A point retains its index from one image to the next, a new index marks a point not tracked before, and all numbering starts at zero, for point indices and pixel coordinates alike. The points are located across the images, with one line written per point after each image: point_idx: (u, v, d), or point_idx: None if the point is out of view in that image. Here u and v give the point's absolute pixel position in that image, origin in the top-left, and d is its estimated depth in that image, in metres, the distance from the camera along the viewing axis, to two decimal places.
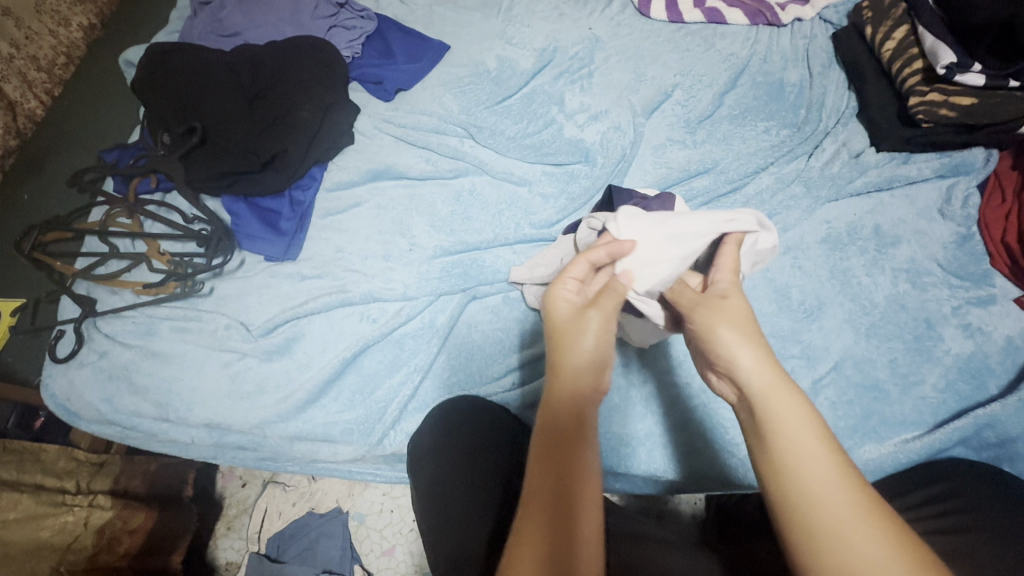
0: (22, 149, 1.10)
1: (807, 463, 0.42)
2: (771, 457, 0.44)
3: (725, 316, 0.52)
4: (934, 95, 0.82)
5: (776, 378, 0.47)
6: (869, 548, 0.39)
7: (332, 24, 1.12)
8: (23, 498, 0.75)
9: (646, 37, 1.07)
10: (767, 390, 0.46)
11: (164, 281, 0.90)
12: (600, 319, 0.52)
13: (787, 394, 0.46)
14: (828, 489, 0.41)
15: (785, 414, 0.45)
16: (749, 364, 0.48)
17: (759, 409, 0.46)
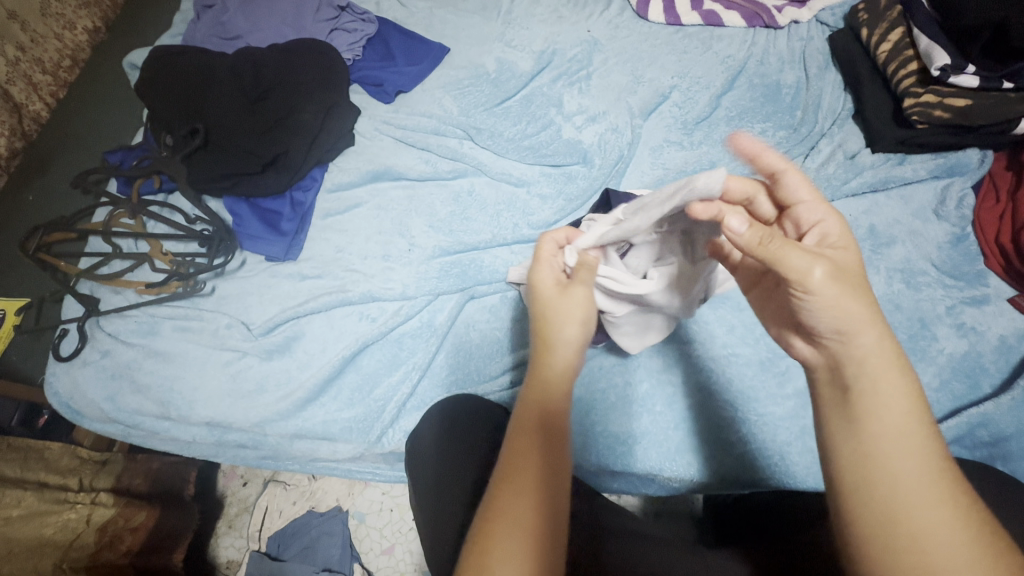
0: (27, 150, 1.10)
1: (905, 449, 0.41)
2: (868, 440, 0.42)
3: (847, 276, 0.44)
4: (929, 96, 0.83)
5: (893, 362, 0.43)
6: (955, 549, 0.38)
7: (333, 27, 1.13)
8: (27, 495, 0.77)
9: (644, 40, 1.08)
10: (868, 370, 0.43)
11: (166, 280, 0.91)
12: (585, 296, 0.52)
13: (898, 380, 0.43)
14: (917, 486, 0.40)
15: (889, 397, 0.42)
16: (864, 344, 0.43)
17: (861, 385, 0.43)
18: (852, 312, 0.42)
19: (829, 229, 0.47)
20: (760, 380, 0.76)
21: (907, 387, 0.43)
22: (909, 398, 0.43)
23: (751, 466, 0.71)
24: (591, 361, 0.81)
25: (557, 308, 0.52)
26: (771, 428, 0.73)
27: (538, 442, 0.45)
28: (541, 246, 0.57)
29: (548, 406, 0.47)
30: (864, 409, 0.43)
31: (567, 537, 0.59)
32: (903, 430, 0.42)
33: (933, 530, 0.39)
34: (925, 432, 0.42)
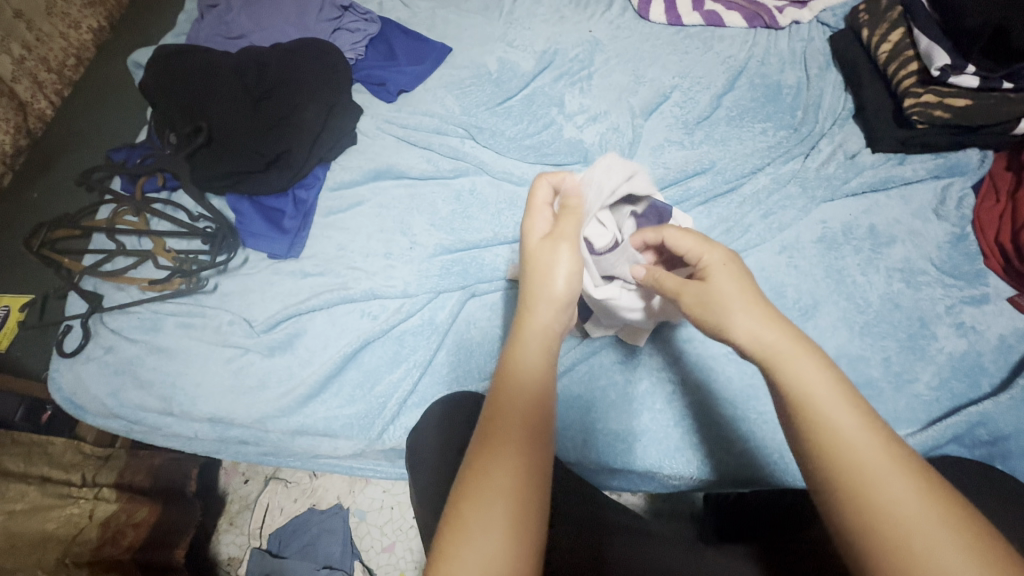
0: (32, 148, 1.13)
1: (834, 420, 0.40)
2: (800, 423, 0.41)
3: (718, 300, 0.47)
4: (930, 96, 0.83)
5: (781, 335, 0.44)
6: (899, 488, 0.37)
7: (336, 27, 1.14)
8: (31, 489, 0.78)
9: (646, 40, 1.08)
10: (778, 357, 0.44)
11: (169, 277, 0.92)
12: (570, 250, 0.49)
13: (797, 349, 0.43)
14: (849, 432, 0.39)
15: (807, 377, 0.42)
16: (765, 330, 0.45)
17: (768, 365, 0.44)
18: (721, 324, 0.47)
19: (713, 262, 0.50)
20: (760, 378, 0.77)
21: (819, 361, 0.43)
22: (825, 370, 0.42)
23: (751, 464, 0.71)
24: (591, 359, 0.81)
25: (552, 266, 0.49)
26: (770, 427, 0.73)
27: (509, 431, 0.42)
28: (535, 193, 0.54)
29: (527, 393, 0.44)
30: (789, 396, 0.42)
31: (567, 536, 0.60)
32: (830, 404, 0.41)
33: (878, 481, 0.37)
34: (850, 399, 0.41)
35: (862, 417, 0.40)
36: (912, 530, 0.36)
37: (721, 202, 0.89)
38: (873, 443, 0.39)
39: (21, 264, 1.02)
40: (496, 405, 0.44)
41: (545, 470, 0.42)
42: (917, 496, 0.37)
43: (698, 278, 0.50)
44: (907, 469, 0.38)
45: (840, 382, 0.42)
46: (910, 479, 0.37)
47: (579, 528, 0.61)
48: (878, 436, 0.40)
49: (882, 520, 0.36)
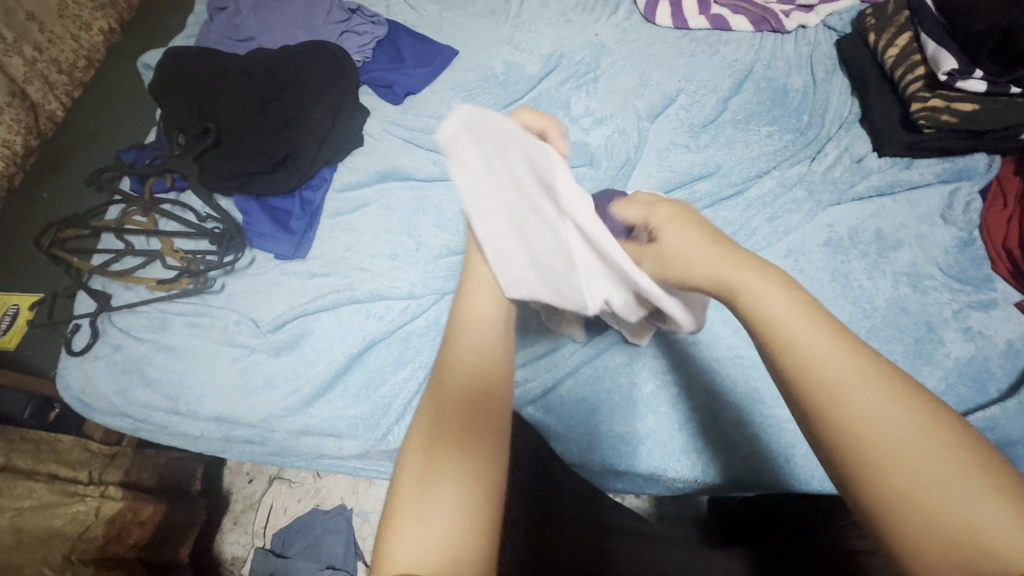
0: (43, 149, 1.15)
1: (804, 341, 0.36)
2: (771, 350, 0.37)
3: (674, 255, 0.44)
4: (936, 101, 0.83)
5: (747, 263, 0.41)
6: (884, 409, 0.33)
7: (344, 30, 1.15)
8: (38, 486, 0.78)
9: (652, 43, 1.08)
10: (733, 288, 0.40)
11: (177, 277, 0.93)
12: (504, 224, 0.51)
13: (765, 277, 0.39)
14: (827, 354, 0.35)
15: (770, 305, 0.38)
16: (708, 270, 0.42)
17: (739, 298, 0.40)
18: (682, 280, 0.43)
19: (661, 222, 0.46)
20: (765, 382, 0.76)
21: (783, 284, 0.39)
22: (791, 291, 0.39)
23: (756, 468, 0.71)
24: (596, 361, 0.81)
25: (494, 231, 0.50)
26: (777, 431, 0.73)
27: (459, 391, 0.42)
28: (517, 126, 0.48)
29: (480, 350, 0.44)
30: (756, 327, 0.38)
31: (569, 537, 0.59)
32: (803, 326, 0.36)
33: (860, 405, 0.33)
34: (820, 315, 0.37)
35: (837, 335, 0.36)
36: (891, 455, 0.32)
37: (727, 206, 0.89)
38: (849, 360, 0.35)
39: (31, 263, 1.03)
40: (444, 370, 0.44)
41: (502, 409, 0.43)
42: (905, 418, 0.32)
43: (653, 242, 0.46)
44: (889, 384, 0.34)
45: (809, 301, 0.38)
46: (893, 396, 0.33)
47: (583, 527, 0.61)
48: (855, 352, 0.35)
49: (869, 445, 0.32)
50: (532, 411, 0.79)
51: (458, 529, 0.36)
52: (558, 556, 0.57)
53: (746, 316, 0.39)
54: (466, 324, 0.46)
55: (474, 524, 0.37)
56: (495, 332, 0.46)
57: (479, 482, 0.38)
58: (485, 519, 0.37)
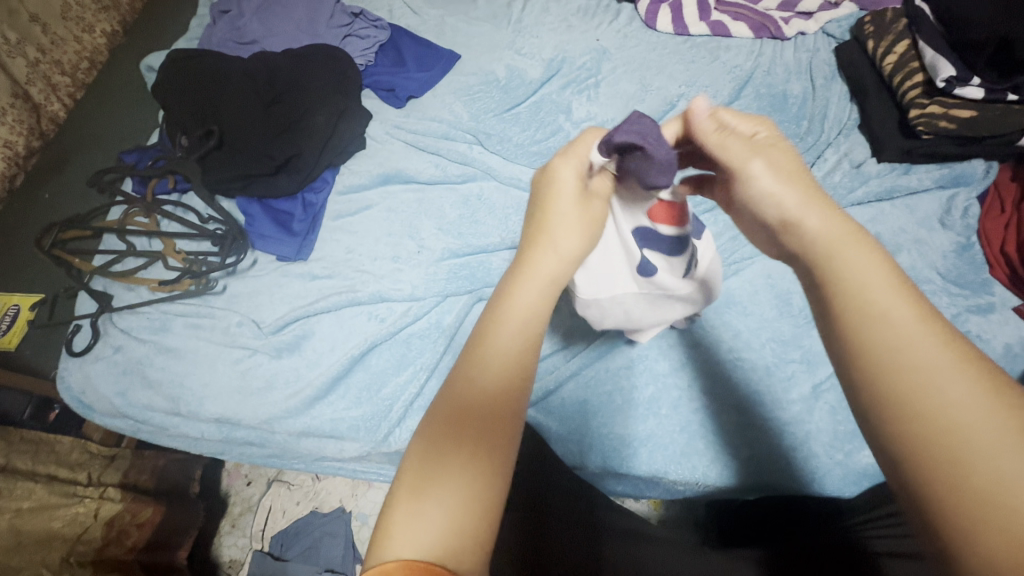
0: (44, 150, 1.14)
1: (889, 320, 0.35)
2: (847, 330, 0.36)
3: (781, 170, 0.42)
4: (935, 107, 0.85)
5: (844, 232, 0.39)
6: (962, 402, 0.31)
7: (347, 34, 1.15)
8: (37, 488, 0.77)
9: (653, 49, 1.09)
10: (827, 252, 0.39)
11: (179, 278, 0.93)
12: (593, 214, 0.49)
13: (860, 250, 0.38)
14: (908, 339, 0.34)
15: (863, 273, 0.37)
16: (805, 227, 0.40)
17: (829, 268, 0.38)
18: (783, 203, 0.41)
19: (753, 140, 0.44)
20: (765, 385, 0.77)
21: (873, 253, 0.38)
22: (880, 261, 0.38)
23: (756, 472, 0.71)
24: (598, 363, 0.81)
25: (566, 227, 0.47)
26: (778, 433, 0.73)
27: (487, 378, 0.40)
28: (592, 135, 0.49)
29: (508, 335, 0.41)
30: (837, 294, 0.37)
31: (567, 545, 0.59)
32: (888, 303, 0.35)
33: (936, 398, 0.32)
34: (908, 295, 0.36)
35: (924, 318, 0.35)
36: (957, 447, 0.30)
37: None
38: (931, 346, 0.34)
39: (30, 264, 1.03)
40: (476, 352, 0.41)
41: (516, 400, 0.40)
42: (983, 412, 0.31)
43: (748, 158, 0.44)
44: (968, 370, 0.33)
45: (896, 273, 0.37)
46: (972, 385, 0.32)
47: (573, 530, 0.61)
48: (937, 333, 0.34)
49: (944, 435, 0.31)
50: (534, 413, 0.79)
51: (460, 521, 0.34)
52: (548, 559, 0.57)
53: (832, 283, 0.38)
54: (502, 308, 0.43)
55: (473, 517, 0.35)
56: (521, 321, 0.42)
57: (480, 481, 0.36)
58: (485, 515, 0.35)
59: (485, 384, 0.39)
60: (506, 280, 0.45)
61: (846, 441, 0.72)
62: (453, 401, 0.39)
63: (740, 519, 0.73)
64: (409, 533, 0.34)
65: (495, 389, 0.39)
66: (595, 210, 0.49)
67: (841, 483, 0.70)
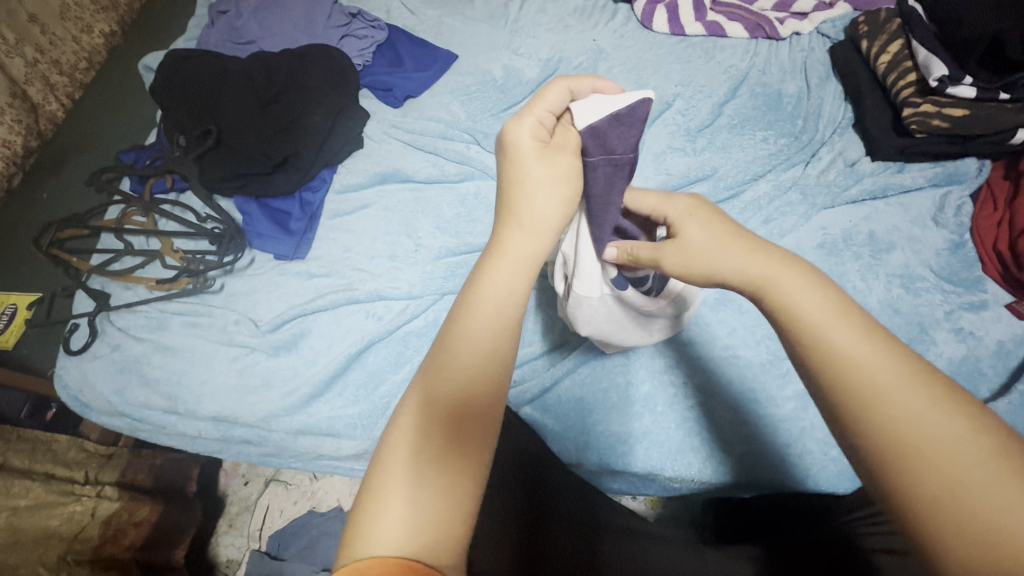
0: (42, 149, 1.15)
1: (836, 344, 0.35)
2: (804, 352, 0.37)
3: (693, 242, 0.45)
4: (927, 106, 0.85)
5: (776, 259, 0.41)
6: (920, 418, 0.32)
7: (344, 34, 1.16)
8: (35, 486, 0.78)
9: (649, 49, 1.10)
10: (769, 280, 0.40)
11: (176, 276, 0.93)
12: (569, 164, 0.47)
13: (795, 273, 0.39)
14: (863, 356, 0.34)
15: (801, 302, 0.38)
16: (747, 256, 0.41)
17: (773, 300, 0.39)
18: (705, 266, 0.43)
19: (682, 218, 0.47)
20: (760, 383, 0.77)
21: (808, 275, 0.39)
22: (820, 282, 0.39)
23: (750, 468, 0.72)
24: (593, 361, 0.81)
25: (539, 186, 0.46)
26: (773, 430, 0.73)
27: (455, 377, 0.39)
28: (546, 92, 0.47)
29: (478, 326, 0.41)
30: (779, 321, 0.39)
31: (564, 544, 0.59)
32: (834, 325, 0.36)
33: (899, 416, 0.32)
34: (849, 314, 0.37)
35: (869, 335, 0.36)
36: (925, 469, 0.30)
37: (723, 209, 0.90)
38: (885, 366, 0.34)
39: (28, 263, 1.03)
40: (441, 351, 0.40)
41: (486, 398, 0.39)
42: (942, 424, 0.31)
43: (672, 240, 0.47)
44: (925, 388, 0.33)
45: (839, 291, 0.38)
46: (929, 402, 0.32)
47: (572, 528, 0.61)
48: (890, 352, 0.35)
49: (912, 456, 0.31)
50: (530, 410, 0.80)
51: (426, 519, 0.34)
52: (545, 561, 0.58)
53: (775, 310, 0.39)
54: (474, 299, 0.42)
55: (435, 521, 0.35)
56: (495, 312, 0.41)
57: (445, 477, 0.36)
58: (456, 517, 0.36)
59: (458, 374, 0.39)
60: (477, 268, 0.44)
61: (840, 438, 0.73)
62: (428, 399, 0.39)
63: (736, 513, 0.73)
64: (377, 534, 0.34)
65: (465, 389, 0.39)
66: (571, 157, 0.48)
67: (835, 478, 0.70)
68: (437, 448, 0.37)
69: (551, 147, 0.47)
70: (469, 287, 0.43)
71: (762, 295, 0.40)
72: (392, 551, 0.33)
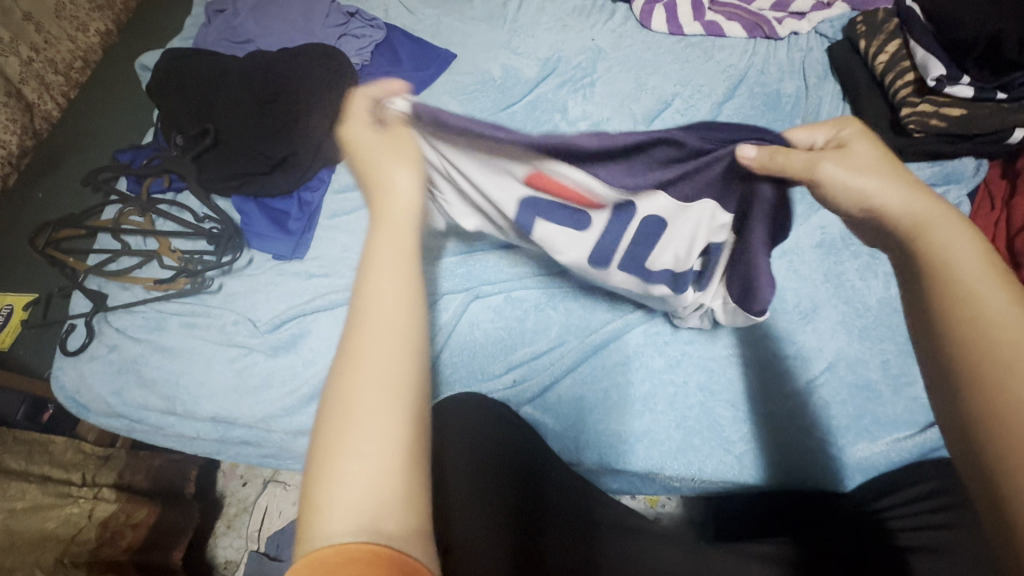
0: (38, 149, 1.14)
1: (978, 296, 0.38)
2: (941, 295, 0.39)
3: (859, 162, 0.47)
4: (925, 106, 0.86)
5: (934, 208, 0.43)
6: None
7: (343, 33, 1.16)
8: (32, 488, 0.77)
9: (648, 49, 1.10)
10: (919, 230, 0.43)
11: (174, 276, 0.92)
12: (407, 150, 0.48)
13: (951, 223, 0.42)
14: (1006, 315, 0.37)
15: (953, 250, 0.40)
16: (902, 200, 0.44)
17: (921, 241, 0.42)
18: (868, 194, 0.46)
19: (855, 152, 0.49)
20: (761, 381, 0.77)
21: (967, 228, 0.41)
22: (978, 244, 0.41)
23: (750, 466, 0.72)
24: (593, 359, 0.82)
25: (384, 168, 0.46)
26: (775, 428, 0.74)
27: (380, 342, 0.36)
28: (352, 109, 0.50)
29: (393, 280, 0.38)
30: (928, 264, 0.41)
31: (559, 550, 0.59)
32: (977, 280, 0.38)
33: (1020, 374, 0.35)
34: (999, 271, 0.39)
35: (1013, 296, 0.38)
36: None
37: None
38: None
39: (24, 264, 1.02)
40: (354, 324, 0.37)
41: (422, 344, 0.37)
42: None
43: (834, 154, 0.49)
44: None
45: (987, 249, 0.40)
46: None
47: (569, 530, 0.61)
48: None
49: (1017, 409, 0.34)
50: (530, 410, 0.80)
51: (385, 482, 0.32)
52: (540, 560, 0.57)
53: (923, 252, 0.42)
54: (379, 256, 0.40)
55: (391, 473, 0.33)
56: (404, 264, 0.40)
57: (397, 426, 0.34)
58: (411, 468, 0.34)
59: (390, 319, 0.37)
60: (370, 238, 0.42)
61: (840, 436, 0.73)
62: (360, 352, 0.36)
63: (741, 514, 0.75)
64: (336, 509, 0.32)
65: (396, 350, 0.36)
66: (402, 140, 0.49)
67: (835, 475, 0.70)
68: (378, 414, 0.34)
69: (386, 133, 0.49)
70: (364, 260, 0.40)
71: (913, 240, 0.43)
72: (353, 520, 0.31)
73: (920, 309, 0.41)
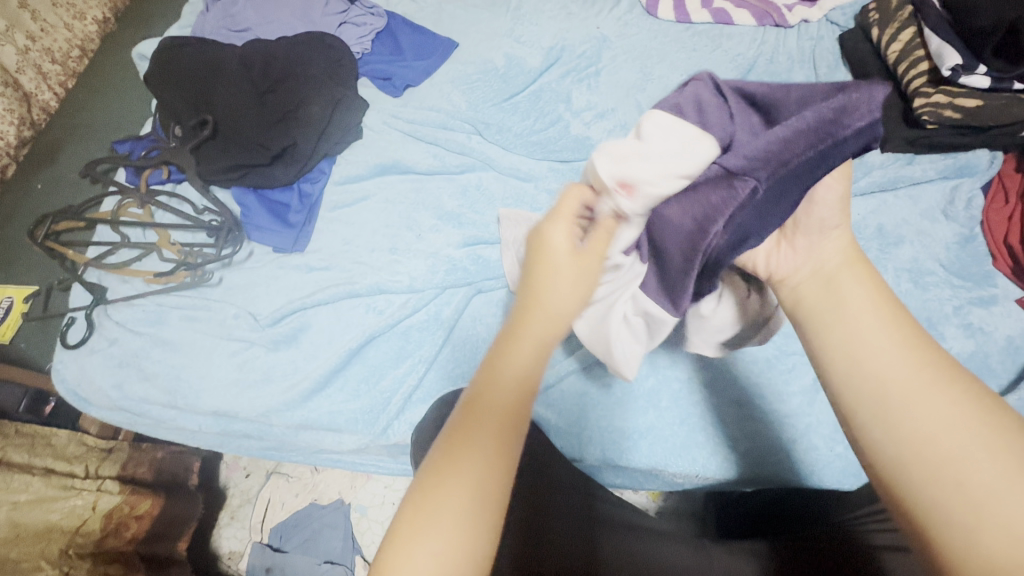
0: (36, 140, 1.13)
1: (871, 342, 0.40)
2: (841, 348, 0.41)
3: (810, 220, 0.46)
4: (940, 96, 0.83)
5: (847, 254, 0.45)
6: (946, 425, 0.36)
7: (343, 20, 1.13)
8: (35, 480, 0.77)
9: (654, 37, 1.07)
10: (831, 279, 0.44)
11: (175, 270, 0.92)
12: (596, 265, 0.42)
13: (856, 270, 0.44)
14: (899, 363, 0.39)
15: (850, 294, 0.43)
16: (827, 246, 0.45)
17: (828, 283, 0.44)
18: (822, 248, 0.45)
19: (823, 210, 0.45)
20: (766, 378, 0.76)
21: (864, 271, 0.44)
22: (874, 287, 0.43)
23: (754, 464, 0.71)
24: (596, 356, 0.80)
25: (559, 302, 0.40)
26: (780, 425, 0.73)
27: (483, 453, 0.35)
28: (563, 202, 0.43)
29: (507, 395, 0.37)
30: (827, 310, 0.43)
31: (563, 552, 0.58)
32: (875, 330, 0.40)
33: (923, 427, 0.36)
34: (896, 313, 0.41)
35: (907, 341, 0.40)
36: (939, 442, 0.36)
37: None
38: (915, 382, 0.38)
39: (25, 256, 1.02)
40: (470, 410, 0.36)
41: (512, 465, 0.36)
42: (962, 428, 0.35)
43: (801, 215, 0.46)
44: (957, 394, 0.37)
45: (885, 293, 0.43)
46: (954, 398, 0.37)
47: (572, 525, 0.61)
48: (919, 355, 0.39)
49: (926, 461, 0.35)
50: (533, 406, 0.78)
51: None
52: (545, 562, 0.57)
53: (828, 303, 0.43)
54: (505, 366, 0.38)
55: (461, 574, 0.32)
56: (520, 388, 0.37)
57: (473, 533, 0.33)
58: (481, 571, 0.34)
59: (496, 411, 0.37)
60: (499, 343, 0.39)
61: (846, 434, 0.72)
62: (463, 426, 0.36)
63: None
64: None
65: (486, 468, 0.35)
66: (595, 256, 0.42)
67: (841, 475, 0.70)
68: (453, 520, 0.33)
69: (581, 255, 0.42)
70: (492, 355, 0.39)
71: (829, 279, 0.44)
72: None
73: (822, 368, 0.42)
